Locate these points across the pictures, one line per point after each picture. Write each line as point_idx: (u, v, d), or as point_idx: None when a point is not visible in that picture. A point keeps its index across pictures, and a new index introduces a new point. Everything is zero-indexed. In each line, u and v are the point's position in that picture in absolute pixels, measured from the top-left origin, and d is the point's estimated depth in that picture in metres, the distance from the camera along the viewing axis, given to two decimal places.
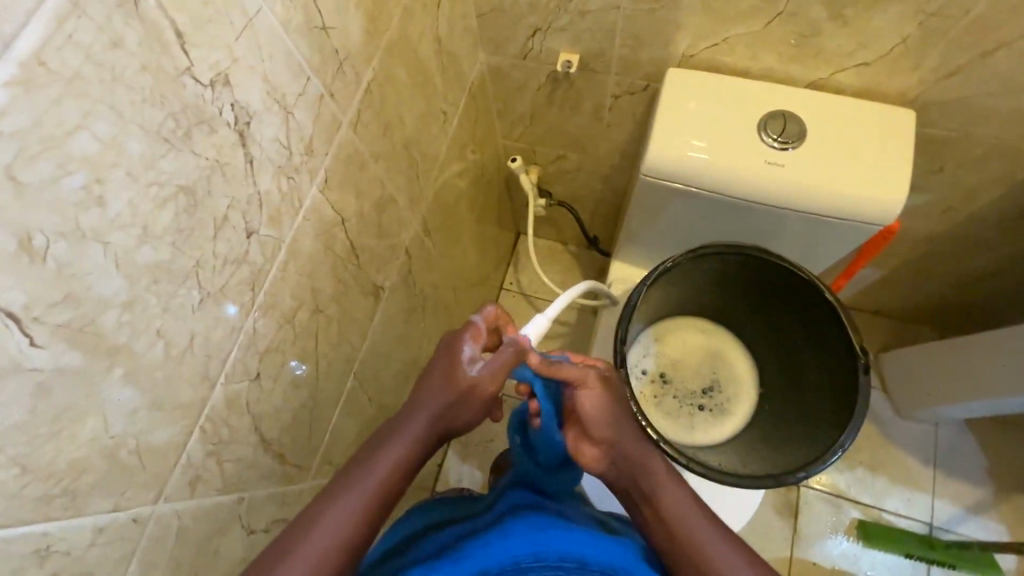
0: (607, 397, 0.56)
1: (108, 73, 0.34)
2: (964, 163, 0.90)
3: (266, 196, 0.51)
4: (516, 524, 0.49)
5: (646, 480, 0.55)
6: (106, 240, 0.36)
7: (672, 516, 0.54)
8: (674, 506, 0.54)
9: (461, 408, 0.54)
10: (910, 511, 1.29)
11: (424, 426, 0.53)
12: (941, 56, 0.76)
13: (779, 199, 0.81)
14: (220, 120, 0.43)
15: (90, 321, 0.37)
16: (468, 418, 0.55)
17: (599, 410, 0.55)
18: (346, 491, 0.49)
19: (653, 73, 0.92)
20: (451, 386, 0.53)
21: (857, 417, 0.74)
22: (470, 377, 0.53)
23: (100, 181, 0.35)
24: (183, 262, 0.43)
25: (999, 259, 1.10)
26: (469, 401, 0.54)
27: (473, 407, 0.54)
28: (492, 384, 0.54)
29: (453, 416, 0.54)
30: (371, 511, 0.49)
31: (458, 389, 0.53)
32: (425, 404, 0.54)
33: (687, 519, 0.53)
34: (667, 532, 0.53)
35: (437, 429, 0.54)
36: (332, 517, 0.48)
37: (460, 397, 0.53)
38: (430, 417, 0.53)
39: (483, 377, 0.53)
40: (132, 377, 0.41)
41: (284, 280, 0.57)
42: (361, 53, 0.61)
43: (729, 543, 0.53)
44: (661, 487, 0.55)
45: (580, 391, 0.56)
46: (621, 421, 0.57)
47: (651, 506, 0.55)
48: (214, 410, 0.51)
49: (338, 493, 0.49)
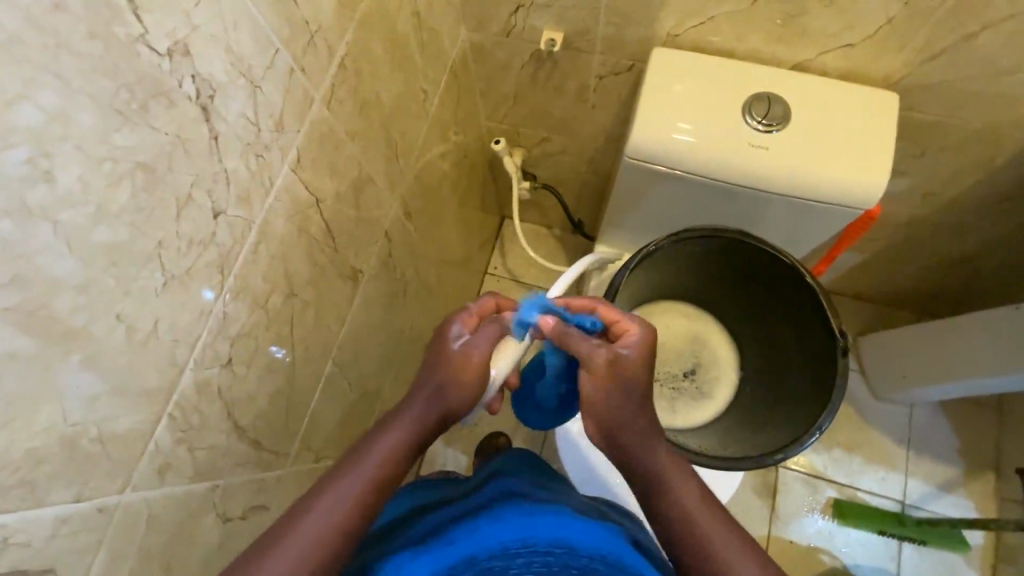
0: (615, 387, 0.50)
1: (52, 38, 0.32)
2: (944, 148, 0.91)
3: (234, 174, 0.49)
4: (508, 514, 0.47)
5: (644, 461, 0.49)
6: (56, 219, 0.34)
7: (675, 502, 0.48)
8: (681, 490, 0.49)
9: (456, 378, 0.51)
10: (884, 490, 1.32)
11: (423, 408, 0.50)
12: (926, 38, 0.75)
13: (762, 183, 0.81)
14: (180, 93, 0.41)
15: (42, 304, 0.35)
16: (479, 386, 0.52)
17: (600, 396, 0.50)
18: (340, 473, 0.46)
19: (639, 53, 0.90)
20: (447, 362, 0.52)
21: (835, 401, 0.75)
22: (458, 353, 0.52)
23: (47, 155, 0.33)
24: (144, 242, 0.41)
25: (978, 243, 1.12)
26: (462, 379, 0.51)
27: (470, 374, 0.52)
28: (485, 351, 0.52)
29: (456, 391, 0.51)
30: (371, 498, 0.45)
31: (446, 362, 0.52)
32: (425, 383, 0.51)
33: (692, 503, 0.48)
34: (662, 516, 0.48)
35: (444, 405, 0.50)
36: (328, 503, 0.44)
37: (453, 374, 0.51)
38: (434, 398, 0.50)
39: (472, 350, 0.52)
40: (91, 362, 0.39)
41: (255, 263, 0.55)
42: (334, 27, 0.58)
43: (734, 534, 0.47)
44: (662, 474, 0.49)
45: (588, 374, 0.50)
46: (634, 405, 0.49)
47: (654, 491, 0.49)
48: (183, 397, 0.50)
49: (329, 480, 0.46)
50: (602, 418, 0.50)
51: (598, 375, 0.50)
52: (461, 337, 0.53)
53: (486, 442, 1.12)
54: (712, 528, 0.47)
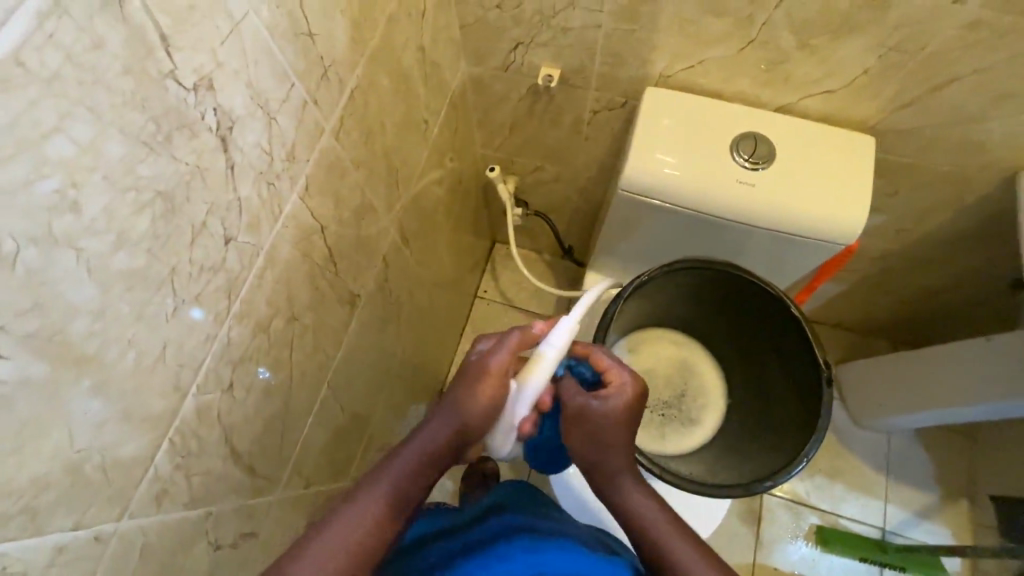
0: (592, 432, 0.53)
1: (89, 74, 0.32)
2: (917, 188, 0.96)
3: (246, 202, 0.50)
4: (517, 552, 0.47)
5: (628, 496, 0.53)
6: (79, 246, 0.35)
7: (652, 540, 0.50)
8: (658, 527, 0.51)
9: (472, 395, 0.51)
10: (864, 517, 1.35)
11: (435, 430, 0.50)
12: (900, 88, 0.79)
13: (748, 217, 0.84)
14: (202, 125, 0.42)
15: (59, 330, 0.35)
16: (495, 401, 0.51)
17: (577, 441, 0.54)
18: (352, 497, 0.47)
19: (631, 91, 0.94)
20: (463, 383, 0.52)
21: (820, 429, 0.77)
22: (478, 367, 0.52)
23: (75, 185, 0.33)
24: (158, 268, 0.42)
25: (948, 276, 1.17)
26: (475, 395, 0.51)
27: (489, 387, 0.51)
28: (504, 360, 0.52)
29: (469, 409, 0.50)
30: (381, 521, 0.47)
31: (464, 376, 0.52)
32: (442, 403, 0.51)
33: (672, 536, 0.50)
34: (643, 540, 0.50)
35: (456, 424, 0.50)
36: (340, 526, 0.45)
37: (468, 389, 0.51)
38: (446, 419, 0.50)
39: (490, 364, 0.52)
40: (100, 388, 0.39)
41: (261, 288, 0.56)
42: (346, 61, 0.60)
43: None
44: (643, 507, 0.52)
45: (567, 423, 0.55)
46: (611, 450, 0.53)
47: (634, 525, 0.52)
48: (184, 422, 0.50)
49: (341, 504, 0.47)
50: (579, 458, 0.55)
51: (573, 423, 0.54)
52: (480, 353, 0.53)
53: (475, 467, 1.12)
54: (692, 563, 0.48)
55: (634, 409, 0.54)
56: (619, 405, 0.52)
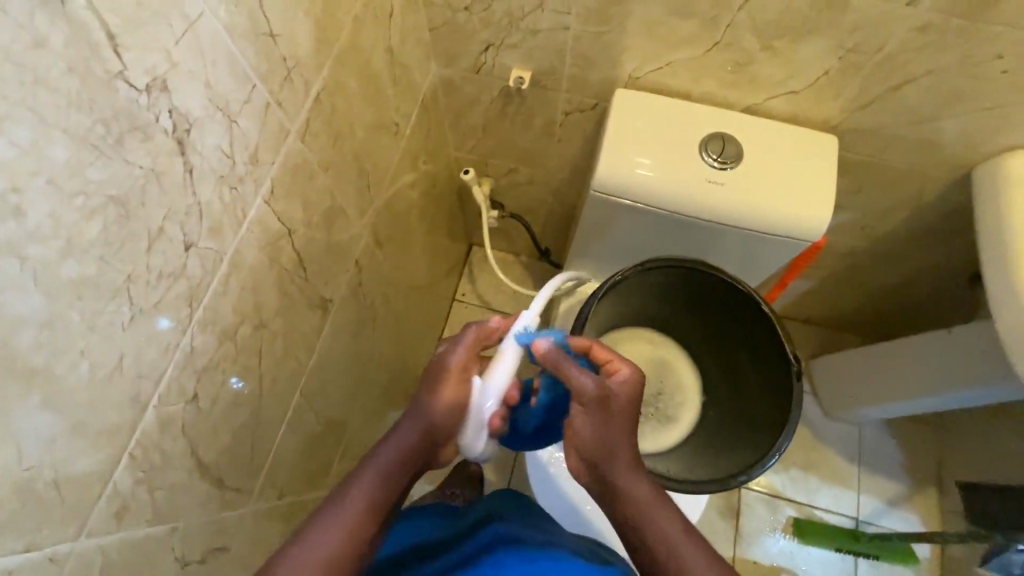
0: (599, 421, 0.53)
1: (29, 74, 0.31)
2: (879, 185, 0.99)
3: (207, 207, 0.48)
4: (507, 556, 0.50)
5: (627, 492, 0.51)
6: (22, 254, 0.33)
7: (655, 533, 0.49)
8: (660, 519, 0.50)
9: (437, 394, 0.53)
10: (838, 507, 1.38)
11: (409, 433, 0.52)
12: (860, 88, 0.81)
13: (718, 216, 0.86)
14: (157, 127, 0.41)
15: (2, 342, 0.33)
16: (459, 397, 0.54)
17: (586, 431, 0.53)
18: (329, 506, 0.47)
19: (602, 92, 0.95)
20: (430, 385, 0.54)
21: (792, 422, 0.79)
22: (440, 367, 0.55)
23: (17, 190, 0.32)
24: (112, 276, 0.40)
25: (911, 271, 1.21)
26: (441, 392, 0.53)
27: (452, 383, 0.54)
28: (463, 356, 0.56)
29: (437, 407, 0.53)
30: (362, 528, 0.46)
31: (429, 377, 0.54)
32: (412, 408, 0.53)
33: (671, 526, 0.50)
34: (641, 531, 0.50)
35: (428, 425, 0.52)
36: (320, 534, 0.45)
37: (433, 388, 0.54)
38: (418, 421, 0.52)
39: (451, 363, 0.55)
40: (51, 402, 0.38)
41: (225, 294, 0.54)
42: (311, 62, 0.59)
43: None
44: (643, 498, 0.51)
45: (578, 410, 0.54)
46: (618, 444, 0.52)
47: (637, 519, 0.50)
48: (146, 435, 0.48)
49: (320, 515, 0.46)
50: (586, 452, 0.53)
51: (589, 407, 0.53)
52: (441, 356, 0.56)
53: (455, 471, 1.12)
54: (691, 553, 0.49)
55: (639, 398, 0.54)
56: (626, 389, 0.53)
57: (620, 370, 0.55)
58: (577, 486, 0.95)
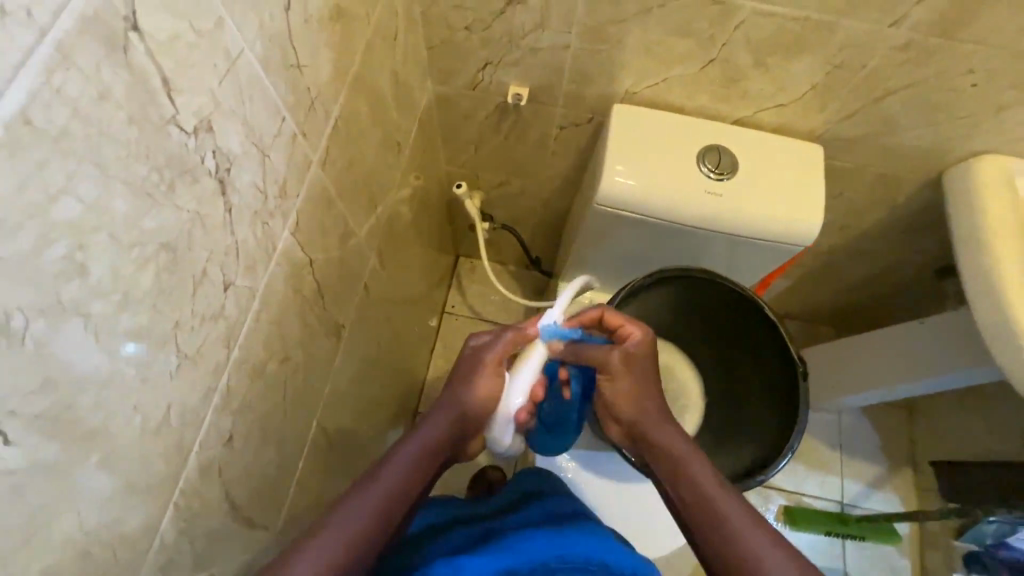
0: (629, 384, 0.60)
1: (95, 127, 0.30)
2: (857, 189, 1.05)
3: (242, 245, 0.47)
4: (539, 541, 0.56)
5: (663, 445, 0.57)
6: (85, 312, 0.32)
7: (691, 483, 0.54)
8: (694, 469, 0.55)
9: (472, 387, 0.59)
10: (824, 493, 1.46)
11: (442, 421, 0.57)
12: (844, 101, 0.86)
13: (717, 225, 0.89)
14: (202, 169, 0.40)
15: (66, 405, 0.32)
16: (492, 389, 0.59)
17: (620, 396, 0.60)
18: (369, 479, 0.52)
19: (597, 107, 0.96)
20: (464, 377, 0.60)
21: (801, 422, 0.83)
22: (478, 360, 0.60)
23: (82, 247, 0.31)
24: (162, 324, 0.39)
25: (883, 267, 1.28)
26: (474, 383, 0.59)
27: (487, 377, 0.59)
28: (501, 350, 0.60)
29: (469, 397, 0.58)
30: (396, 500, 0.51)
31: (464, 370, 0.60)
32: (447, 398, 0.59)
33: (708, 481, 0.54)
34: (681, 487, 0.54)
35: (460, 414, 0.58)
36: (359, 503, 0.50)
37: (467, 380, 0.59)
38: (451, 410, 0.58)
39: (489, 356, 0.60)
40: (107, 461, 0.36)
41: (257, 331, 0.53)
42: (330, 90, 0.58)
43: (758, 524, 0.51)
44: (680, 451, 0.56)
45: (608, 381, 0.61)
46: (649, 402, 0.59)
47: (674, 469, 0.56)
48: (188, 483, 0.46)
49: (360, 486, 0.51)
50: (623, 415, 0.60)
51: (617, 374, 0.60)
52: (479, 349, 0.61)
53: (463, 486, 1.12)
54: (725, 501, 0.52)
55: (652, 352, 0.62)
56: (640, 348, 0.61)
57: (632, 334, 0.63)
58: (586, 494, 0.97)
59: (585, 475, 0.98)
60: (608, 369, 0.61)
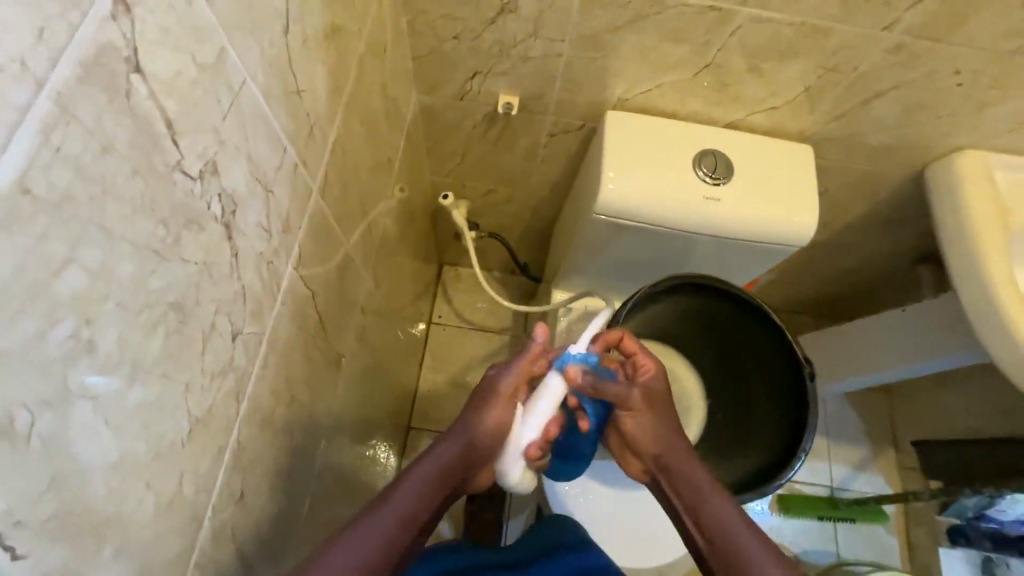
0: (649, 417, 0.59)
1: (99, 186, 0.26)
2: (842, 186, 1.07)
3: (249, 289, 0.43)
4: None
5: (685, 475, 0.57)
6: (94, 393, 0.28)
7: (710, 516, 0.54)
8: (716, 503, 0.54)
9: (486, 414, 0.55)
10: (814, 479, 1.49)
11: (453, 448, 0.54)
12: (834, 102, 0.87)
13: (718, 229, 0.87)
14: (209, 215, 0.36)
15: (77, 499, 0.28)
16: (504, 418, 0.56)
17: (640, 431, 0.59)
18: (375, 506, 0.49)
19: (589, 114, 0.95)
20: (478, 402, 0.56)
21: (812, 423, 0.84)
22: (493, 388, 0.57)
23: (89, 322, 0.27)
24: (173, 390, 0.35)
25: (863, 259, 1.32)
26: (488, 411, 0.55)
27: (500, 406, 0.56)
28: (514, 382, 0.58)
29: (482, 425, 0.55)
30: (400, 531, 0.48)
31: (479, 396, 0.57)
32: (459, 423, 0.55)
33: (729, 515, 0.53)
34: (702, 519, 0.54)
35: (472, 442, 0.54)
36: (362, 532, 0.47)
37: (480, 406, 0.56)
38: (462, 437, 0.54)
39: (504, 386, 0.57)
40: (121, 550, 0.32)
41: (264, 377, 0.49)
42: (327, 114, 0.54)
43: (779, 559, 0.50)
44: (702, 483, 0.56)
45: (627, 416, 0.60)
46: (670, 435, 0.59)
47: (696, 500, 0.55)
48: (202, 552, 0.42)
49: (365, 514, 0.48)
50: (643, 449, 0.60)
51: (638, 409, 0.59)
52: (495, 377, 0.58)
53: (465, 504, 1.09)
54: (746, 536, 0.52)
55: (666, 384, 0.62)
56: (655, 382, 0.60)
57: (646, 366, 0.62)
58: (593, 508, 0.96)
59: (594, 489, 0.96)
60: (628, 405, 0.60)
